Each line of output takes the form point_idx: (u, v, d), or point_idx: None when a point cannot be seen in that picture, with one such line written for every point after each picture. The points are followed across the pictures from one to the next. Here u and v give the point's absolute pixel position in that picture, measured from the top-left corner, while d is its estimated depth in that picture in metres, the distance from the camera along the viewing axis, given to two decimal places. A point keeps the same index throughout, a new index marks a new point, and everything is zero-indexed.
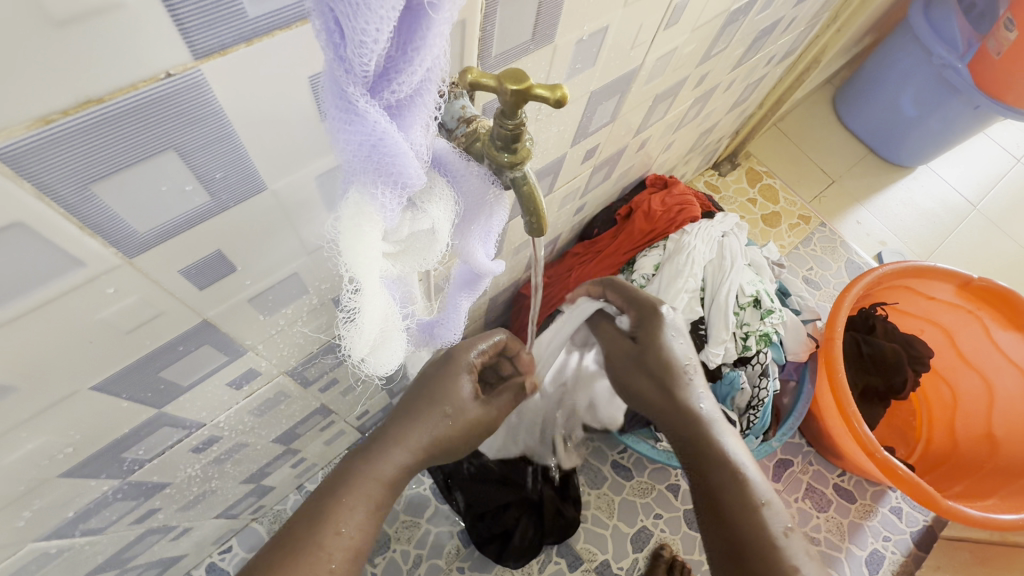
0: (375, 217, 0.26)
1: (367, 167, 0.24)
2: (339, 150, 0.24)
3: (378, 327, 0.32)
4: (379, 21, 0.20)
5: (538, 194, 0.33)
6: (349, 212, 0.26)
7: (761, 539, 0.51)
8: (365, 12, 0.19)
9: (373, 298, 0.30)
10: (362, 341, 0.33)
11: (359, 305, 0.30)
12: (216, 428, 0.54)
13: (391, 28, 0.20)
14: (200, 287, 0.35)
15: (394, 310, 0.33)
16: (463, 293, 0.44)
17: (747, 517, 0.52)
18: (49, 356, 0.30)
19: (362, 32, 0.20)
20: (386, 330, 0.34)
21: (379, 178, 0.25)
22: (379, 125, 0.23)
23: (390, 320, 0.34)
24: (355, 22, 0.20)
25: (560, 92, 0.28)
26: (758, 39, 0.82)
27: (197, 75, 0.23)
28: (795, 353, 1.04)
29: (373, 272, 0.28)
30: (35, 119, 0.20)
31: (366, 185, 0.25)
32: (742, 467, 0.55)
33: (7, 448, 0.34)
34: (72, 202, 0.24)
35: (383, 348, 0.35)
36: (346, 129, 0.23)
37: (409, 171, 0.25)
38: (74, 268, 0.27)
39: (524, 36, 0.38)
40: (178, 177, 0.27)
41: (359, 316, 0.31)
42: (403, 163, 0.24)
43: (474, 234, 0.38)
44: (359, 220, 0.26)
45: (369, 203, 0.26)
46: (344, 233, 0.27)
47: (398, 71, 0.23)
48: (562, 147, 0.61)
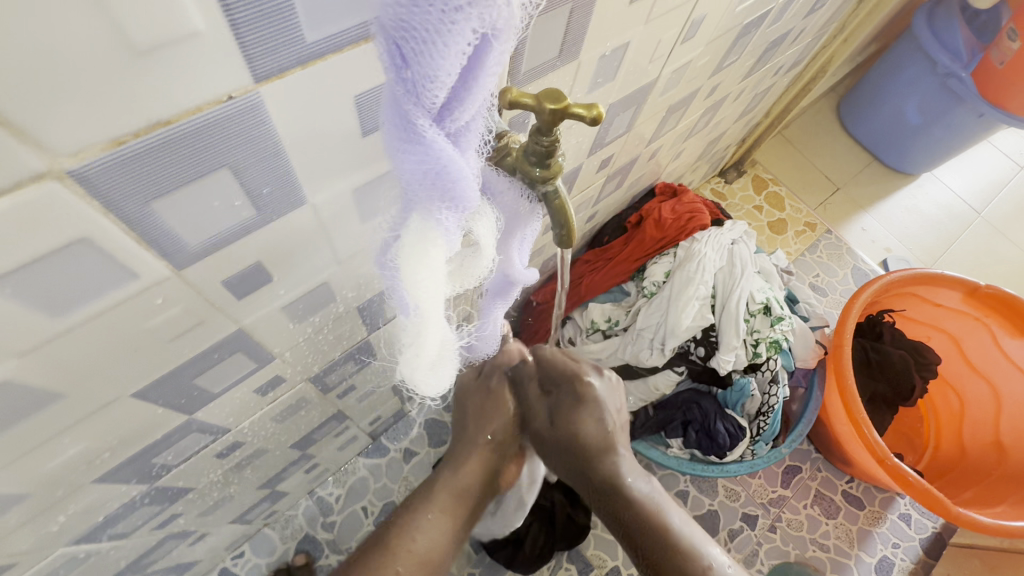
0: (438, 239, 0.28)
1: (431, 193, 0.26)
2: (401, 176, 0.25)
3: (436, 346, 0.34)
4: (452, 58, 0.21)
5: (568, 207, 0.34)
6: (412, 237, 0.28)
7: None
8: (439, 50, 0.21)
9: (434, 319, 0.31)
10: (417, 358, 0.34)
11: (419, 327, 0.32)
12: (240, 434, 0.55)
13: (461, 64, 0.22)
14: (238, 296, 0.36)
15: (450, 331, 0.35)
16: (497, 302, 0.45)
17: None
18: (95, 364, 0.31)
19: (435, 67, 0.22)
20: (443, 351, 0.36)
21: (442, 202, 0.26)
22: (443, 153, 0.24)
23: (449, 339, 0.35)
24: (429, 59, 0.21)
25: (596, 110, 0.29)
26: (768, 50, 0.84)
27: (255, 97, 0.24)
28: (804, 359, 1.06)
29: (437, 294, 0.30)
30: (109, 141, 0.21)
31: (428, 209, 0.27)
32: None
33: (49, 454, 0.35)
34: (133, 217, 0.25)
35: (438, 369, 0.37)
36: (412, 156, 0.24)
37: (468, 194, 0.26)
38: (128, 279, 0.28)
39: (552, 52, 0.39)
40: (228, 193, 0.28)
41: (418, 337, 0.32)
42: (464, 185, 0.26)
43: (510, 245, 0.39)
44: (424, 243, 0.28)
45: (432, 227, 0.27)
46: (405, 256, 0.28)
47: (460, 101, 0.24)
48: (579, 157, 0.62)
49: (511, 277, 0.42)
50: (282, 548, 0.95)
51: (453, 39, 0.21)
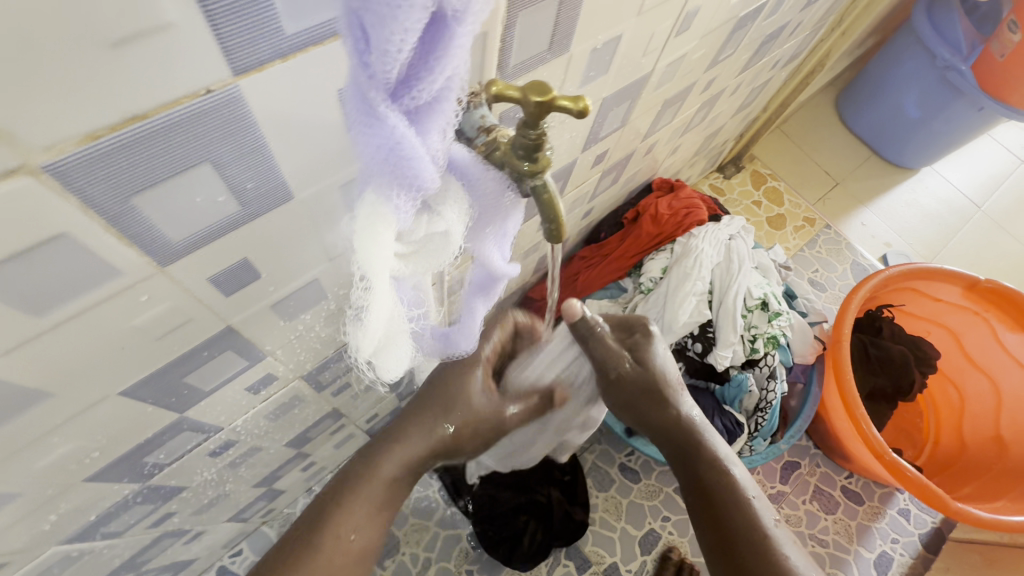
0: (389, 218, 0.27)
1: (383, 170, 0.25)
2: (358, 152, 0.25)
3: (383, 326, 0.34)
4: (406, 33, 0.21)
5: (557, 201, 0.34)
6: (364, 213, 0.27)
7: (752, 530, 0.53)
8: (394, 23, 0.21)
9: (381, 297, 0.31)
10: (366, 339, 0.34)
11: (366, 303, 0.31)
12: (233, 432, 0.55)
13: (416, 38, 0.22)
14: (226, 294, 0.35)
15: (398, 310, 0.35)
16: (478, 298, 0.45)
17: (740, 511, 0.54)
18: (82, 363, 0.31)
19: (389, 42, 0.21)
20: (392, 326, 0.35)
21: (394, 180, 0.26)
22: (398, 130, 0.24)
23: (396, 316, 0.35)
24: (383, 32, 0.21)
25: (583, 103, 0.28)
26: (764, 44, 0.83)
27: (235, 91, 0.24)
28: (802, 354, 1.06)
29: (384, 270, 0.29)
30: (85, 134, 0.21)
31: (382, 187, 0.26)
32: (728, 465, 0.57)
33: (38, 453, 0.35)
34: (113, 213, 0.25)
35: (387, 348, 0.37)
36: (366, 133, 0.24)
37: (424, 175, 0.26)
38: (111, 276, 0.27)
39: (541, 45, 0.39)
40: (211, 189, 0.28)
41: (365, 314, 0.32)
42: (418, 166, 0.25)
43: (488, 238, 0.39)
44: (373, 219, 0.27)
45: (384, 205, 0.27)
46: (358, 231, 0.28)
47: (419, 79, 0.24)
48: (573, 153, 0.61)
49: (493, 273, 0.42)
50: None
51: (410, 14, 0.21)
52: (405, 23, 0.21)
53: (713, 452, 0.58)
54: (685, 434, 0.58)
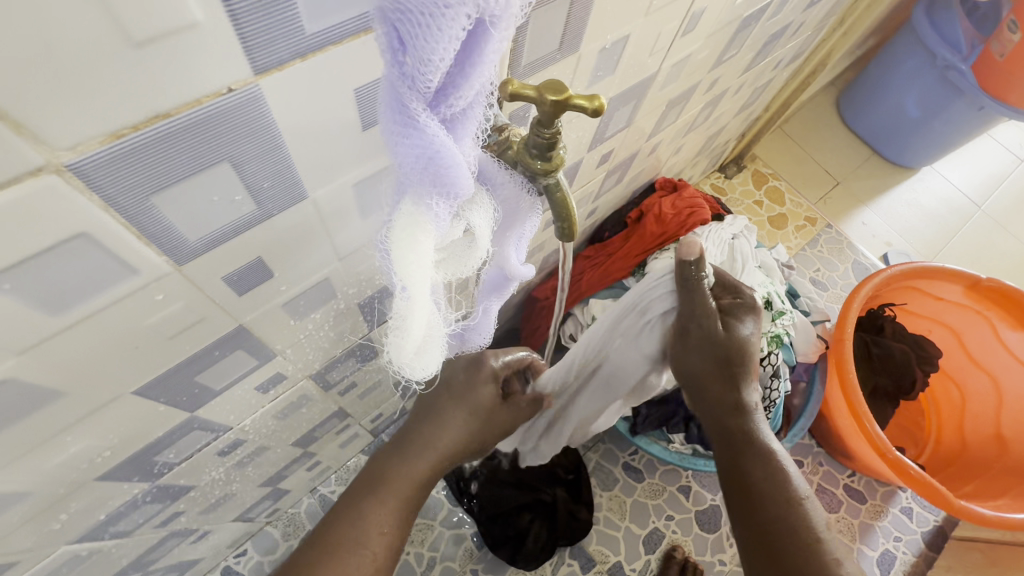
0: (427, 225, 0.27)
1: (422, 178, 0.26)
2: (395, 161, 0.25)
3: (422, 333, 0.34)
4: (446, 42, 0.21)
5: (569, 199, 0.34)
6: (403, 221, 0.27)
7: (800, 531, 0.50)
8: (435, 34, 0.21)
9: (421, 305, 0.31)
10: (405, 345, 0.34)
11: (406, 312, 0.32)
12: (242, 432, 0.55)
13: (455, 48, 0.22)
14: (239, 293, 0.36)
15: (436, 317, 0.35)
16: (493, 297, 0.46)
17: (791, 507, 0.51)
18: (97, 361, 0.31)
19: (429, 52, 0.21)
20: (429, 334, 0.35)
21: (434, 188, 0.26)
22: (437, 139, 0.24)
23: (434, 324, 0.35)
24: (424, 42, 0.21)
25: (598, 102, 0.29)
26: (768, 43, 0.83)
27: (254, 90, 0.24)
28: (805, 353, 1.06)
29: (423, 279, 0.30)
30: (108, 134, 0.21)
31: (421, 195, 0.26)
32: (782, 461, 0.54)
33: (51, 451, 0.35)
34: (133, 213, 0.25)
35: (425, 355, 0.37)
36: (405, 141, 0.24)
37: (461, 182, 0.26)
38: (128, 275, 0.28)
39: (552, 45, 0.39)
40: (229, 188, 0.28)
41: (405, 323, 0.32)
42: (456, 173, 0.25)
43: (507, 240, 0.39)
44: (413, 228, 0.27)
45: (423, 213, 0.27)
46: (396, 240, 0.28)
47: (456, 87, 0.24)
48: (579, 152, 0.62)
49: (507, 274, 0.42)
50: (285, 546, 0.95)
51: (449, 24, 0.21)
52: (445, 32, 0.21)
53: (768, 445, 0.55)
54: (742, 420, 0.56)
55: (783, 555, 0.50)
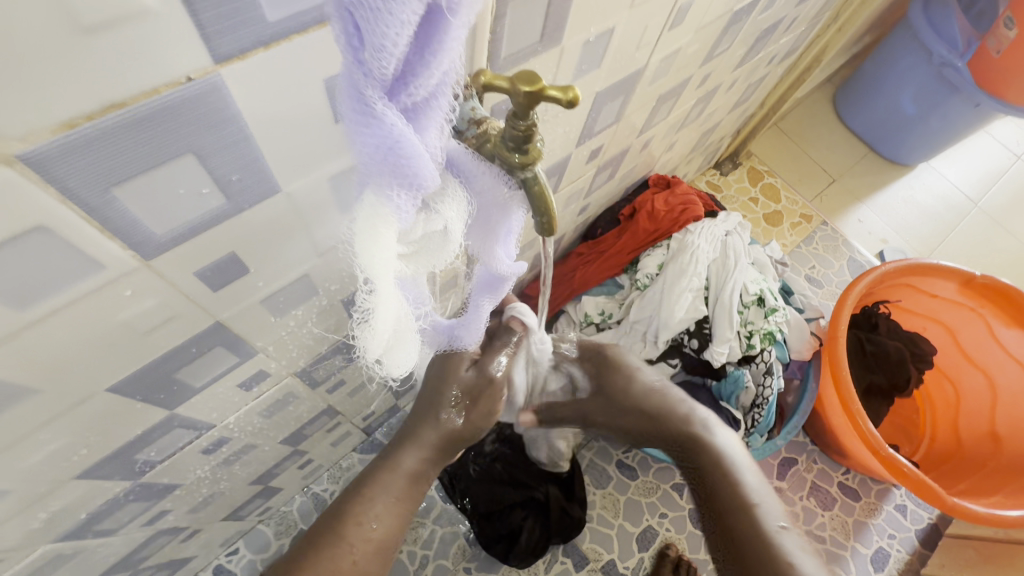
0: (391, 218, 0.27)
1: (382, 169, 0.25)
2: (355, 152, 0.24)
3: (390, 327, 0.34)
4: (400, 26, 0.21)
5: (548, 194, 0.34)
6: (365, 215, 0.27)
7: (756, 537, 0.53)
8: (386, 17, 0.21)
9: (387, 297, 0.31)
10: (374, 339, 0.34)
11: (372, 305, 0.31)
12: (226, 430, 0.54)
13: (410, 32, 0.21)
14: (214, 288, 0.35)
15: (405, 309, 0.35)
16: (485, 295, 0.45)
17: (743, 515, 0.54)
18: (67, 358, 0.31)
19: (384, 36, 0.21)
20: (399, 328, 0.35)
21: (394, 180, 0.25)
22: (396, 128, 0.24)
23: (403, 316, 0.35)
24: (377, 26, 0.21)
25: (572, 93, 0.28)
26: (760, 39, 0.83)
27: (217, 79, 0.24)
28: (799, 351, 1.05)
29: (387, 271, 0.29)
30: (61, 123, 0.21)
31: (381, 186, 0.26)
32: (734, 469, 0.57)
33: (24, 450, 0.35)
34: (93, 205, 0.24)
35: (398, 347, 0.37)
36: (362, 131, 0.23)
37: (424, 172, 0.25)
38: (94, 270, 0.27)
39: (533, 37, 0.39)
40: (195, 180, 0.27)
41: (373, 316, 0.32)
42: (417, 163, 0.25)
43: (489, 236, 0.38)
44: (375, 221, 0.27)
45: (385, 205, 0.26)
46: (359, 233, 0.28)
47: (415, 75, 0.24)
48: (567, 148, 0.61)
49: (498, 273, 0.42)
50: (277, 544, 0.95)
51: (402, 9, 0.21)
52: (397, 17, 0.21)
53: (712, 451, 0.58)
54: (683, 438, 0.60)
55: (745, 560, 0.53)
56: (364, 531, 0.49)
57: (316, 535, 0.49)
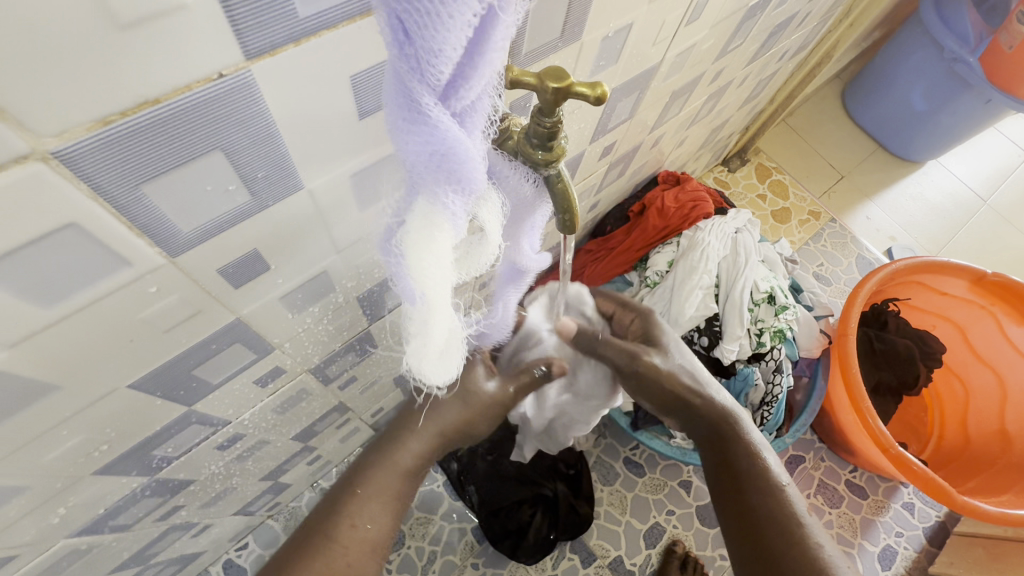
0: (444, 224, 0.27)
1: (435, 174, 0.25)
2: (407, 159, 0.25)
3: (442, 337, 0.34)
4: (459, 31, 0.21)
5: (571, 191, 0.34)
6: (416, 222, 0.27)
7: (780, 513, 0.52)
8: (447, 22, 0.20)
9: (440, 310, 0.31)
10: (426, 352, 0.34)
11: (423, 319, 0.31)
12: (241, 425, 0.54)
13: (468, 37, 0.21)
14: (236, 285, 0.35)
15: (456, 320, 0.34)
16: (511, 289, 0.46)
17: (771, 498, 0.53)
18: (91, 355, 0.31)
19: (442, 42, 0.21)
20: (450, 338, 0.35)
21: (447, 184, 0.26)
22: (450, 132, 0.24)
23: (454, 328, 0.34)
24: (435, 32, 0.20)
25: (600, 90, 0.28)
26: (773, 34, 0.82)
27: (247, 75, 0.23)
28: (808, 349, 1.04)
29: (444, 282, 0.29)
30: (95, 120, 0.21)
31: (434, 192, 0.26)
32: (761, 449, 0.57)
33: (47, 446, 0.35)
34: (123, 202, 0.24)
35: (445, 358, 0.36)
36: (418, 137, 0.24)
37: (475, 175, 0.26)
38: (121, 267, 0.27)
39: (553, 33, 0.38)
40: (223, 177, 0.27)
41: (422, 328, 0.32)
42: (472, 169, 0.25)
43: (521, 232, 0.39)
44: (427, 230, 0.27)
45: (438, 212, 0.27)
46: (410, 242, 0.27)
47: (465, 79, 0.24)
48: (581, 144, 0.61)
49: (522, 265, 0.42)
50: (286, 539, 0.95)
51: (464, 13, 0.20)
52: (460, 21, 0.20)
53: (748, 435, 0.57)
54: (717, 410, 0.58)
55: (772, 547, 0.51)
56: (358, 530, 0.45)
57: (306, 534, 0.45)
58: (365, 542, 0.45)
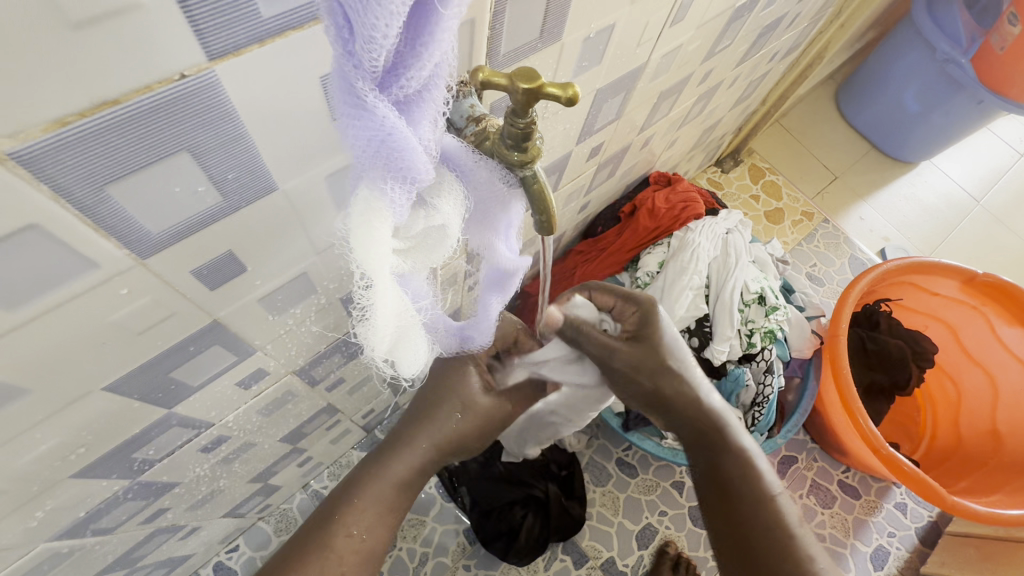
0: (384, 213, 0.27)
1: (375, 162, 0.25)
2: (348, 145, 0.25)
3: (390, 325, 0.33)
4: (390, 17, 0.20)
5: (547, 192, 0.34)
6: (358, 208, 0.27)
7: (774, 526, 0.52)
8: (376, 8, 0.20)
9: (384, 295, 0.31)
10: (377, 338, 0.34)
11: (369, 302, 0.31)
12: (225, 428, 0.54)
13: (401, 23, 0.21)
14: (211, 287, 0.35)
15: (407, 310, 0.34)
16: (493, 294, 0.43)
17: (763, 509, 0.53)
18: (61, 358, 0.31)
19: (373, 28, 0.21)
20: (401, 328, 0.35)
21: (388, 173, 0.25)
22: (388, 120, 0.23)
23: (404, 319, 0.34)
24: (365, 17, 0.20)
25: (572, 90, 0.28)
26: (762, 35, 0.82)
27: (211, 76, 0.23)
28: (799, 349, 1.05)
29: (382, 267, 0.29)
30: (53, 121, 0.20)
31: (375, 180, 0.26)
32: (753, 457, 0.56)
33: (20, 449, 0.35)
34: (87, 204, 0.24)
35: (398, 347, 0.36)
36: (356, 124, 0.24)
37: (418, 165, 0.25)
38: (88, 269, 0.27)
39: (531, 34, 0.38)
40: (190, 179, 0.27)
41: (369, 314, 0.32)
42: (412, 157, 0.25)
43: (490, 228, 0.38)
44: (368, 216, 0.27)
45: (378, 199, 0.26)
46: (354, 227, 0.27)
47: (407, 67, 0.24)
48: (567, 145, 0.61)
49: (501, 268, 0.41)
50: (277, 541, 0.95)
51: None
52: (388, 8, 0.20)
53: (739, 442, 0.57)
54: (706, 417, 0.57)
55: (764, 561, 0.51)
56: (352, 540, 0.48)
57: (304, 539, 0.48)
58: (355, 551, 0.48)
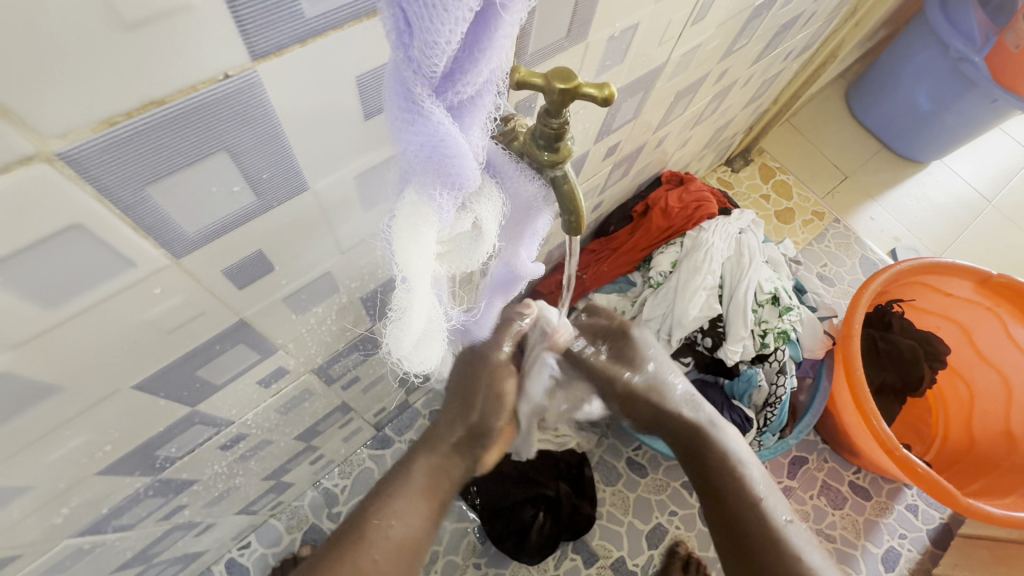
0: (431, 217, 0.27)
1: (426, 167, 0.25)
2: (401, 149, 0.25)
3: (422, 326, 0.34)
4: (454, 24, 0.20)
5: (577, 192, 0.33)
6: (405, 212, 0.27)
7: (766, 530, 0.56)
8: (440, 15, 0.20)
9: (421, 299, 0.31)
10: (405, 337, 0.34)
11: (405, 305, 0.32)
12: (244, 425, 0.54)
13: (463, 30, 0.21)
14: (240, 286, 0.35)
15: (438, 310, 0.35)
16: (500, 293, 0.47)
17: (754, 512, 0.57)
18: (94, 356, 0.31)
19: (435, 34, 0.20)
20: (431, 328, 0.35)
21: (437, 179, 0.26)
22: (442, 126, 0.24)
23: (435, 319, 0.35)
24: (428, 24, 0.20)
25: (608, 90, 0.28)
26: (778, 34, 0.81)
27: (252, 76, 0.23)
28: (811, 349, 1.04)
29: (425, 272, 0.30)
30: (100, 120, 0.20)
31: (423, 185, 0.26)
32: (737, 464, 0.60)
33: (50, 445, 0.35)
34: (127, 203, 0.24)
35: (424, 347, 0.37)
36: (410, 129, 0.24)
37: (467, 172, 0.25)
38: (125, 268, 0.27)
39: (560, 33, 0.38)
40: (228, 178, 0.27)
41: (404, 316, 0.32)
42: (462, 164, 0.25)
43: (520, 240, 0.39)
44: (415, 220, 0.27)
45: (427, 204, 0.27)
46: (400, 231, 0.28)
47: (464, 72, 0.23)
48: (586, 144, 0.60)
49: (517, 271, 0.43)
50: (289, 539, 0.95)
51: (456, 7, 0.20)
52: (452, 15, 0.20)
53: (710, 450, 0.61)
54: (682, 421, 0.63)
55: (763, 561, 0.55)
56: (384, 528, 0.50)
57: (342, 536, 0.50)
58: (388, 537, 0.50)
